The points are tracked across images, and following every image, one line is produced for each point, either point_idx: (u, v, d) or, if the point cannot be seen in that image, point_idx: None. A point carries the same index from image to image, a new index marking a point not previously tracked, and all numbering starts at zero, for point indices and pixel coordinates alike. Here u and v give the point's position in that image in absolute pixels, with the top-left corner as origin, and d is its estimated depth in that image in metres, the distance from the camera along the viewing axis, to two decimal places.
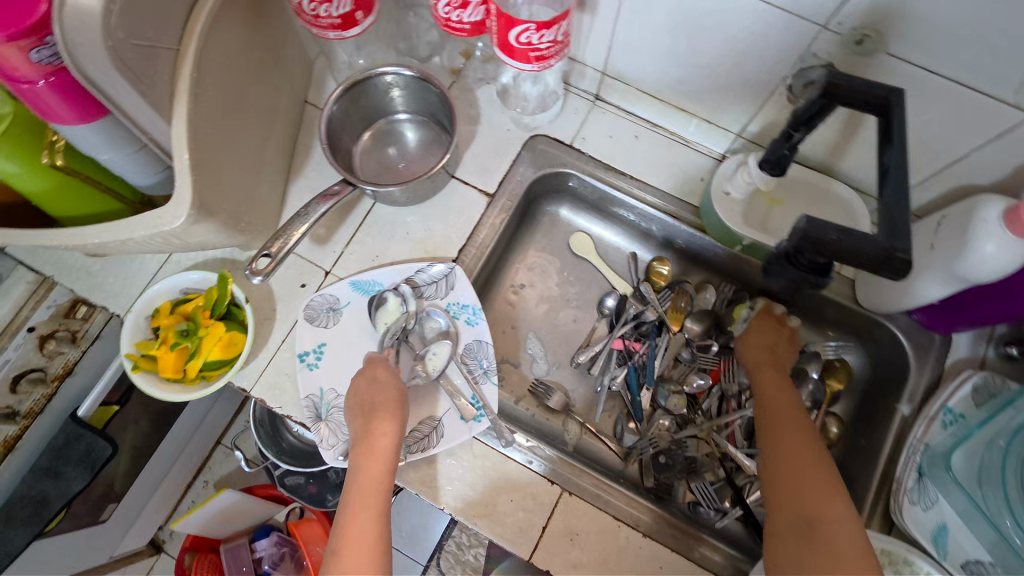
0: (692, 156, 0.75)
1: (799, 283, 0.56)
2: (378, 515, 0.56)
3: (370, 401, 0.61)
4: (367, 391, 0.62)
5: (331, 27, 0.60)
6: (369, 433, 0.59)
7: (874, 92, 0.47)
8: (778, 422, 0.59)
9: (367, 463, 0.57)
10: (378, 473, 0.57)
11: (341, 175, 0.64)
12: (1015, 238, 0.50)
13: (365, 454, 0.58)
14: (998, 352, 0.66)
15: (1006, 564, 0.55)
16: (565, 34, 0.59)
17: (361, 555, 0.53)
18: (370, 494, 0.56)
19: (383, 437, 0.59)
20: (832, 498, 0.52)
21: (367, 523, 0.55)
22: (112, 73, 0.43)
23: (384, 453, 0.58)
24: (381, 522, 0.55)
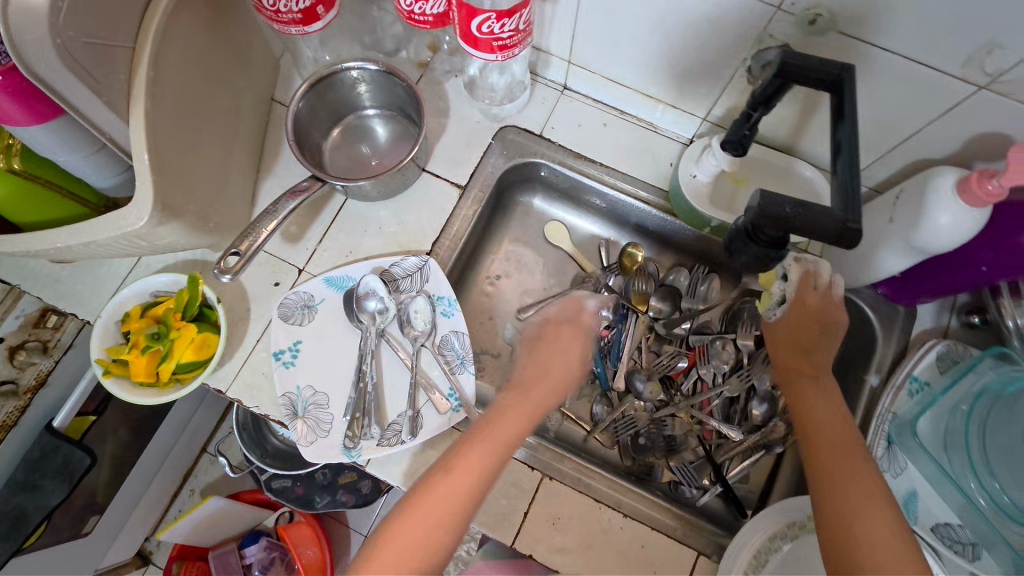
0: (660, 142, 0.76)
1: (760, 263, 0.57)
2: (490, 466, 0.55)
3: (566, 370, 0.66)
4: (561, 353, 0.67)
5: (291, 22, 0.60)
6: (527, 387, 0.63)
7: (826, 70, 0.49)
8: (822, 428, 0.57)
9: (499, 414, 0.59)
10: (512, 425, 0.59)
11: (310, 171, 0.64)
12: (968, 208, 0.52)
13: (534, 399, 0.62)
14: (961, 320, 0.68)
15: (974, 525, 0.57)
16: (527, 23, 0.59)
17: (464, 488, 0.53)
18: (482, 438, 0.57)
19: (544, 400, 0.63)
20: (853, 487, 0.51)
21: (473, 465, 0.54)
22: (63, 72, 0.43)
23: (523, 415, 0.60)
24: (486, 475, 0.54)
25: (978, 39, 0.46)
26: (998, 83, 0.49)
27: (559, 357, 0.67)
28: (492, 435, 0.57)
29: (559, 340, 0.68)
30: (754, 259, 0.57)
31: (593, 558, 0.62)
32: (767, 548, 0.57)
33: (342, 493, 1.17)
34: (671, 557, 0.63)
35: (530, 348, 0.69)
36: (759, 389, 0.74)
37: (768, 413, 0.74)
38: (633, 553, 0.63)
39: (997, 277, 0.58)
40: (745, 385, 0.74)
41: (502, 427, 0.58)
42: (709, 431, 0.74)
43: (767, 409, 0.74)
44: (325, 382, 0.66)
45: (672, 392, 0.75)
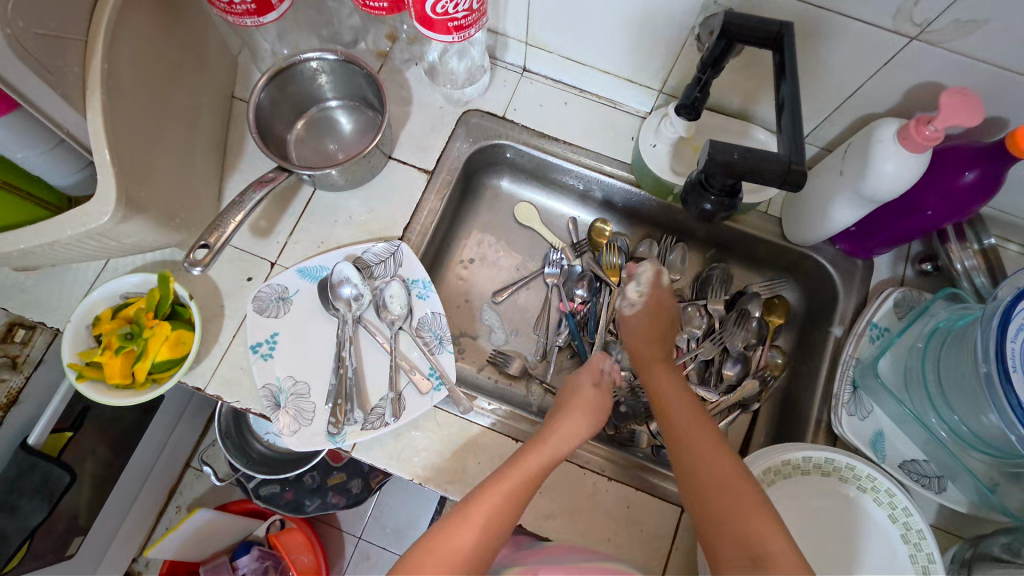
0: (620, 117, 0.79)
1: (710, 214, 0.63)
2: (519, 495, 0.53)
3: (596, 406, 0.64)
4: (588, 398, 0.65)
5: (246, 13, 0.60)
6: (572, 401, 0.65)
7: (766, 28, 0.51)
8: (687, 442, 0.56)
9: (531, 446, 0.58)
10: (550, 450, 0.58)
11: (275, 162, 0.63)
12: (910, 154, 0.54)
13: (566, 428, 0.60)
14: (916, 269, 0.71)
15: (938, 459, 0.61)
16: (480, 2, 0.61)
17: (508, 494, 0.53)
18: (517, 470, 0.55)
19: (577, 429, 0.61)
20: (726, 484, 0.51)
21: (500, 492, 0.53)
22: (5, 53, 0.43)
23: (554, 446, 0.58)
24: (515, 500, 0.53)
25: None
26: (927, 32, 0.51)
27: (582, 397, 0.65)
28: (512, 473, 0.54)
29: (583, 390, 0.66)
30: (705, 211, 0.62)
31: (581, 523, 0.64)
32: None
33: (332, 495, 1.16)
34: (656, 515, 0.64)
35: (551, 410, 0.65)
36: (732, 351, 0.75)
37: (742, 373, 0.75)
38: (620, 515, 0.64)
39: (943, 222, 0.62)
40: (718, 350, 0.76)
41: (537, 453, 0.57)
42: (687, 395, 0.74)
43: (741, 369, 0.75)
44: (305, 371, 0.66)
45: None
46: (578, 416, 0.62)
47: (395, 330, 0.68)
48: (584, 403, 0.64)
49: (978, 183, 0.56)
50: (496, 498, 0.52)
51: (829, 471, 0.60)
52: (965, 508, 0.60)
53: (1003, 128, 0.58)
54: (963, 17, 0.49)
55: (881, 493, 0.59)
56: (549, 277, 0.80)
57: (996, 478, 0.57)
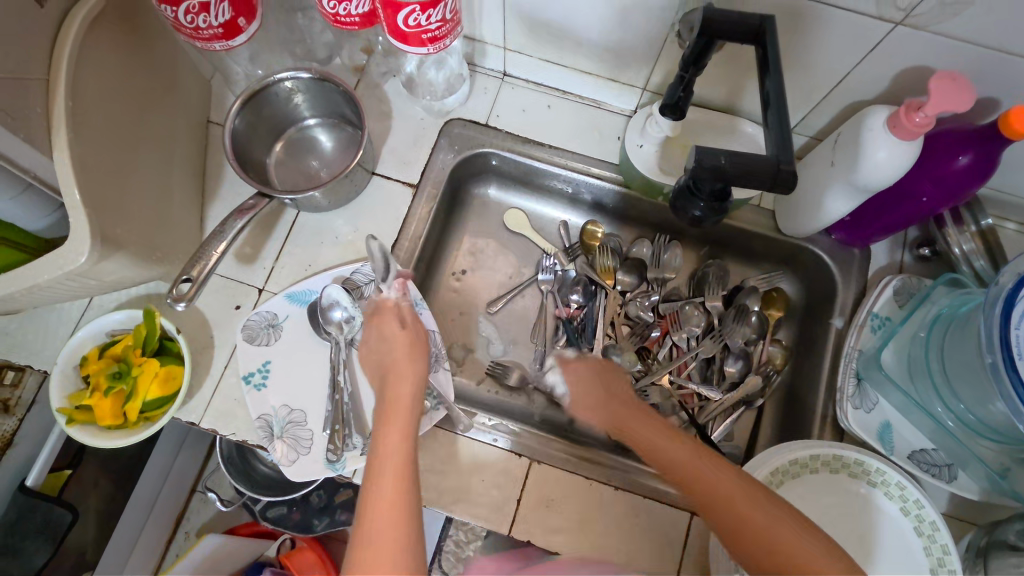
0: (605, 117, 0.77)
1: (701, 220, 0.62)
2: (404, 520, 0.46)
3: (382, 355, 0.60)
4: (378, 345, 0.61)
5: (213, 37, 0.59)
6: (401, 352, 0.59)
7: (748, 21, 0.50)
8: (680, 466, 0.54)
9: (382, 432, 0.52)
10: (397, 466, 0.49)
11: (255, 189, 0.62)
12: (901, 141, 0.53)
13: (399, 393, 0.55)
14: (913, 255, 0.70)
15: (947, 447, 0.60)
16: (453, 12, 0.59)
17: (391, 499, 0.47)
18: (387, 501, 0.47)
19: (405, 388, 0.56)
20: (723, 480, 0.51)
21: (388, 519, 0.46)
22: None
23: (397, 461, 0.50)
24: (409, 516, 0.47)
25: None
26: (912, 17, 0.50)
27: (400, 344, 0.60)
28: (388, 490, 0.47)
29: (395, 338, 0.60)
30: (692, 216, 0.62)
31: (589, 535, 0.63)
32: None
33: (341, 513, 1.15)
34: (667, 524, 0.63)
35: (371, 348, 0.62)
36: (732, 347, 0.74)
37: (744, 369, 0.74)
38: (629, 524, 0.63)
39: (939, 207, 0.60)
40: (719, 347, 0.75)
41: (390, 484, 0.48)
42: (689, 395, 0.74)
43: (742, 366, 0.74)
44: (301, 398, 0.65)
45: (649, 361, 0.75)
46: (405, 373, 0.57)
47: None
48: (406, 354, 0.58)
49: (972, 166, 0.55)
50: (386, 522, 0.46)
51: (838, 467, 0.59)
52: (977, 495, 0.59)
53: (996, 109, 0.56)
54: None
55: (892, 486, 0.58)
56: (543, 284, 0.79)
57: (1005, 463, 0.56)
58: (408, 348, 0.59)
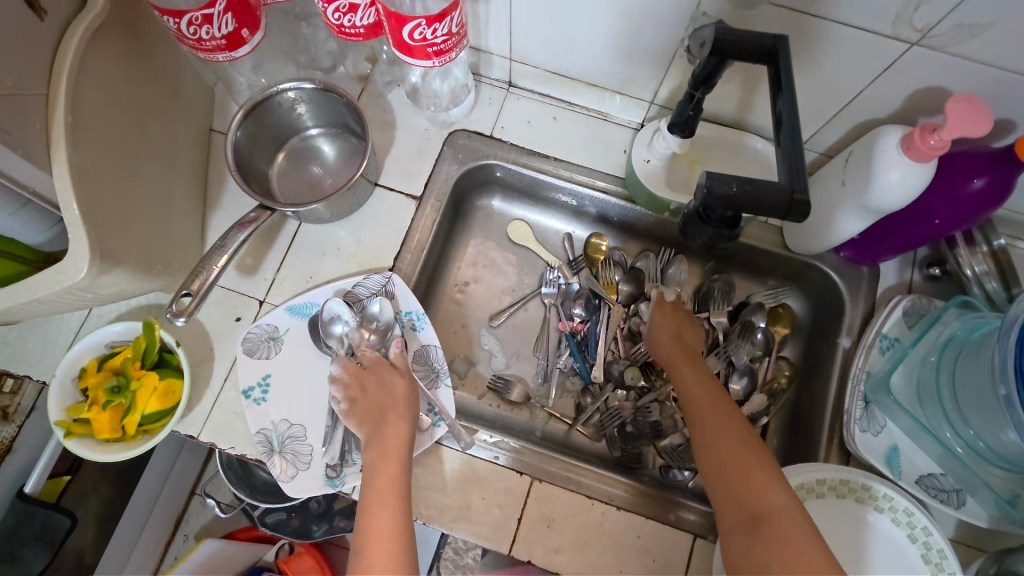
0: (611, 129, 0.76)
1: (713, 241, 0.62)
2: (394, 554, 0.51)
3: (378, 404, 0.59)
4: (373, 393, 0.60)
5: (217, 49, 0.58)
6: (390, 388, 0.61)
7: (760, 41, 0.49)
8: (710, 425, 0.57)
9: (379, 462, 0.56)
10: (388, 501, 0.54)
11: (257, 201, 0.61)
12: (915, 163, 0.52)
13: (389, 429, 0.58)
14: (923, 274, 0.69)
15: (955, 472, 0.59)
16: (460, 25, 0.58)
17: (385, 537, 0.52)
18: (381, 540, 0.52)
19: (399, 425, 0.58)
20: (745, 457, 0.53)
21: (382, 559, 0.51)
22: None
23: (388, 494, 0.54)
24: (401, 546, 0.52)
25: None
26: (928, 37, 0.49)
27: (388, 389, 0.61)
28: (381, 527, 0.52)
29: (389, 383, 0.61)
30: (702, 238, 0.61)
31: (591, 555, 0.62)
32: None
33: (340, 519, 1.14)
34: (669, 545, 0.62)
35: (358, 400, 0.60)
36: (737, 364, 0.73)
37: (749, 387, 0.72)
38: (631, 545, 0.62)
39: (952, 229, 0.59)
40: (723, 367, 0.73)
41: (382, 518, 0.53)
42: None
43: (747, 384, 0.72)
44: (300, 413, 0.64)
45: (652, 378, 0.74)
46: (398, 416, 0.59)
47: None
48: (399, 390, 0.61)
49: (987, 189, 0.54)
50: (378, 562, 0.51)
51: (846, 492, 0.58)
52: (986, 522, 0.58)
53: (1013, 130, 0.55)
54: (966, 20, 0.47)
55: (899, 513, 0.57)
56: (546, 297, 0.78)
57: (1015, 491, 0.55)
58: (392, 390, 0.61)
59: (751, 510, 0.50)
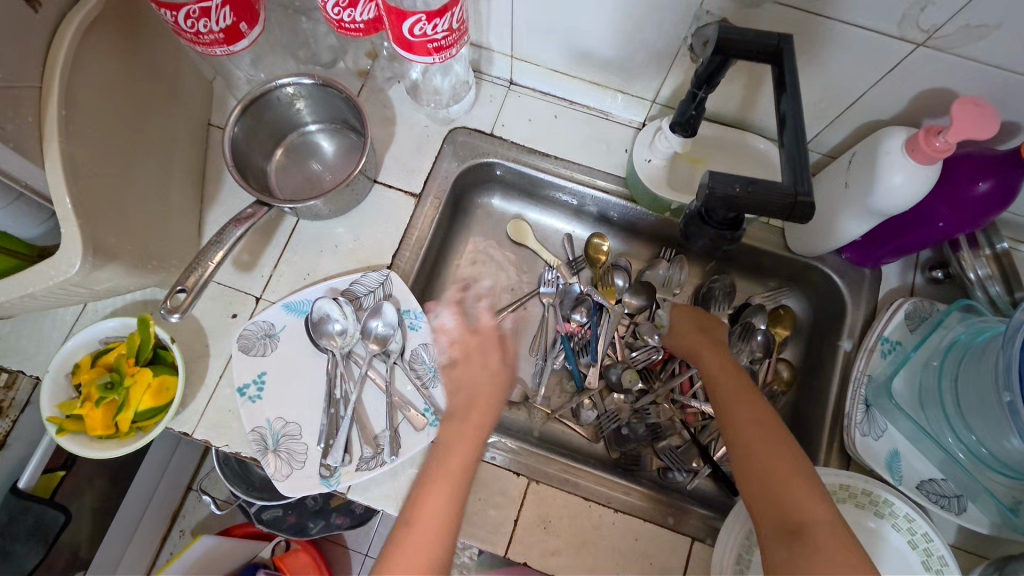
0: (613, 128, 0.75)
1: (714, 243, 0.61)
2: (440, 532, 0.50)
3: (472, 387, 0.59)
4: (474, 371, 0.60)
5: (215, 42, 0.57)
6: (486, 366, 0.60)
7: (765, 41, 0.48)
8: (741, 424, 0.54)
9: (460, 436, 0.56)
10: (451, 479, 0.53)
11: (254, 197, 0.60)
12: (920, 166, 0.52)
13: (478, 405, 0.58)
14: (925, 277, 0.68)
15: (956, 478, 0.59)
16: (461, 21, 0.58)
17: (436, 512, 0.51)
18: (434, 514, 0.51)
19: (491, 402, 0.58)
20: (784, 458, 0.51)
21: (430, 532, 0.50)
22: None
23: (449, 473, 0.53)
24: (449, 525, 0.51)
25: None
26: (934, 38, 0.49)
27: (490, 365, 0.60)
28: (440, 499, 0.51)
29: (486, 362, 0.60)
30: (704, 239, 0.61)
31: (588, 558, 0.61)
32: None
33: (336, 516, 1.11)
34: (665, 547, 0.62)
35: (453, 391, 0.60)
36: (738, 366, 0.72)
37: None
38: (628, 548, 0.61)
39: (957, 232, 0.59)
40: None
41: (436, 492, 0.52)
42: (692, 415, 0.72)
43: None
44: (295, 411, 0.64)
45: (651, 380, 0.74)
46: (487, 393, 0.59)
47: (366, 372, 0.65)
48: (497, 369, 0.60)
49: (993, 192, 0.53)
50: (426, 536, 0.49)
51: (846, 497, 0.57)
52: (987, 529, 0.58)
53: (1018, 133, 0.55)
54: (973, 22, 0.46)
55: (900, 518, 0.56)
56: (544, 296, 0.77)
57: (1017, 497, 0.55)
58: (489, 368, 0.60)
59: (789, 515, 0.47)
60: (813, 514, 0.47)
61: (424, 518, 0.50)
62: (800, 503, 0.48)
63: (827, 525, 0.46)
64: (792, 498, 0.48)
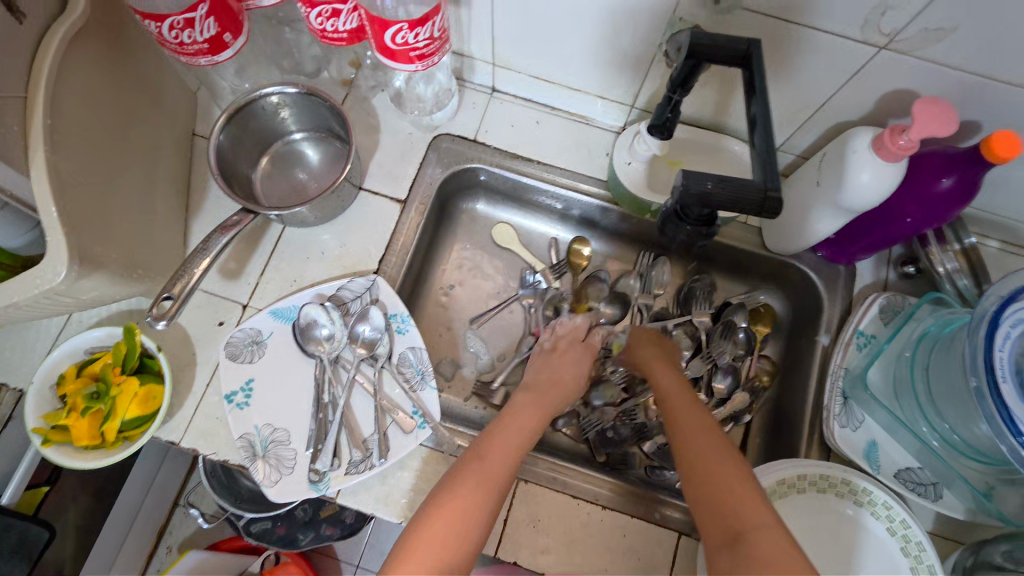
0: (594, 133, 0.77)
1: (688, 239, 0.63)
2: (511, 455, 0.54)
3: (556, 377, 0.66)
4: (562, 363, 0.68)
5: (199, 52, 0.58)
6: (578, 356, 0.69)
7: (734, 46, 0.50)
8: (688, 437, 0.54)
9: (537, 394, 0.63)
10: (508, 443, 0.55)
11: (240, 204, 0.61)
12: (886, 163, 0.54)
13: (555, 381, 0.66)
14: (898, 272, 0.70)
15: (932, 465, 0.61)
16: (442, 29, 0.59)
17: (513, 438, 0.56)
18: (507, 440, 0.55)
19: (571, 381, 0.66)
20: (718, 461, 0.50)
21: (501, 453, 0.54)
22: None
23: (493, 461, 0.53)
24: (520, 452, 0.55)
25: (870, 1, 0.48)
26: (895, 42, 0.51)
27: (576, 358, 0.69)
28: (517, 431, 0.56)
29: (574, 357, 0.69)
30: (681, 238, 0.62)
31: (577, 555, 0.62)
32: (772, 492, 0.58)
33: (325, 527, 1.09)
34: (653, 542, 0.63)
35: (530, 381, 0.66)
36: (721, 364, 0.73)
37: (732, 385, 0.73)
38: (616, 545, 0.62)
39: (925, 227, 0.61)
40: (708, 366, 0.74)
41: (472, 475, 0.51)
42: None
43: (731, 382, 0.73)
44: (284, 417, 0.64)
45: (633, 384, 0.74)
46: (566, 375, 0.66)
47: (355, 376, 0.66)
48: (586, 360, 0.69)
49: (955, 188, 0.56)
50: (500, 455, 0.53)
51: (826, 487, 0.59)
52: (962, 514, 0.60)
53: (978, 132, 0.57)
54: (931, 25, 0.48)
55: (878, 506, 0.58)
56: (525, 299, 0.78)
57: (990, 483, 0.57)
58: (577, 361, 0.69)
59: (728, 520, 0.46)
60: (753, 516, 0.45)
61: (451, 504, 0.49)
62: (741, 507, 0.46)
63: (767, 528, 0.45)
64: (732, 502, 0.47)
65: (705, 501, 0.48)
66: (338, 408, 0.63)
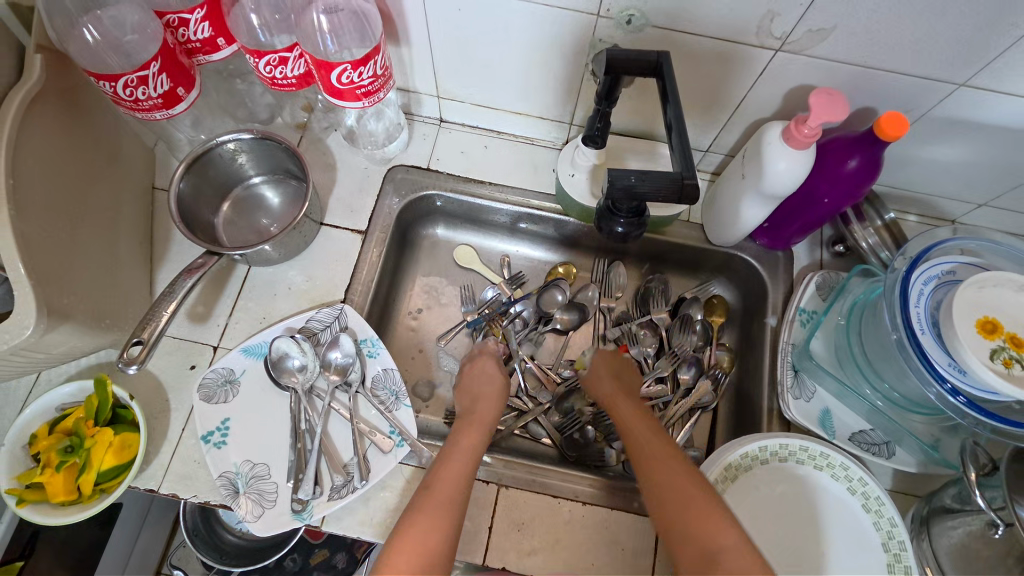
0: (539, 152, 0.82)
1: (625, 237, 0.66)
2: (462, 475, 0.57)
3: (476, 388, 0.69)
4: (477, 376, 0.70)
5: (154, 107, 0.61)
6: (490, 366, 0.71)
7: (646, 59, 0.56)
8: (647, 461, 0.57)
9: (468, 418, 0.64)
10: (457, 466, 0.58)
11: (204, 247, 0.63)
12: (796, 150, 0.59)
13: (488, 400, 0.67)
14: (830, 252, 0.76)
15: (881, 425, 0.65)
16: (384, 67, 0.63)
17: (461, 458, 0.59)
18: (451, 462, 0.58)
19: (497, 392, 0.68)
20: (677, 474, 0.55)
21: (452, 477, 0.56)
22: None
23: (446, 493, 0.55)
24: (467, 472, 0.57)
25: (757, 11, 0.55)
26: (788, 43, 0.57)
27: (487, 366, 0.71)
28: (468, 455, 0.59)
29: (488, 368, 0.71)
30: (618, 234, 0.66)
31: (562, 555, 0.63)
32: (738, 464, 0.62)
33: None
34: (635, 531, 0.65)
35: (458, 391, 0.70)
36: (683, 354, 0.78)
37: (697, 375, 0.77)
38: (598, 538, 0.64)
39: (843, 206, 0.66)
40: (673, 363, 0.78)
41: (427, 515, 0.53)
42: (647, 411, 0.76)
43: (695, 372, 0.77)
44: (262, 452, 0.64)
45: None
46: (490, 389, 0.68)
47: (330, 404, 0.67)
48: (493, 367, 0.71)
49: (861, 168, 0.61)
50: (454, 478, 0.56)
51: (786, 456, 0.62)
52: (915, 467, 0.64)
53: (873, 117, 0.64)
54: (814, 27, 0.55)
55: (836, 468, 0.61)
56: (466, 315, 0.81)
57: (936, 435, 0.61)
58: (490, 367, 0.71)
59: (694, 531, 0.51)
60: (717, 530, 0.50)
61: (417, 534, 0.51)
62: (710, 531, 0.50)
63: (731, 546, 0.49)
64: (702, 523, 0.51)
65: (678, 536, 0.51)
66: (316, 435, 0.64)
